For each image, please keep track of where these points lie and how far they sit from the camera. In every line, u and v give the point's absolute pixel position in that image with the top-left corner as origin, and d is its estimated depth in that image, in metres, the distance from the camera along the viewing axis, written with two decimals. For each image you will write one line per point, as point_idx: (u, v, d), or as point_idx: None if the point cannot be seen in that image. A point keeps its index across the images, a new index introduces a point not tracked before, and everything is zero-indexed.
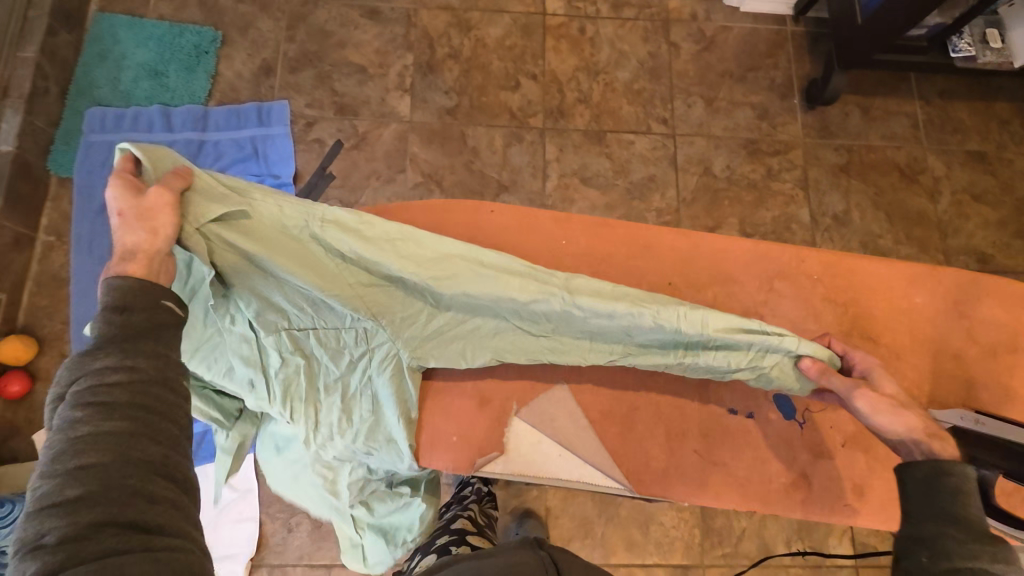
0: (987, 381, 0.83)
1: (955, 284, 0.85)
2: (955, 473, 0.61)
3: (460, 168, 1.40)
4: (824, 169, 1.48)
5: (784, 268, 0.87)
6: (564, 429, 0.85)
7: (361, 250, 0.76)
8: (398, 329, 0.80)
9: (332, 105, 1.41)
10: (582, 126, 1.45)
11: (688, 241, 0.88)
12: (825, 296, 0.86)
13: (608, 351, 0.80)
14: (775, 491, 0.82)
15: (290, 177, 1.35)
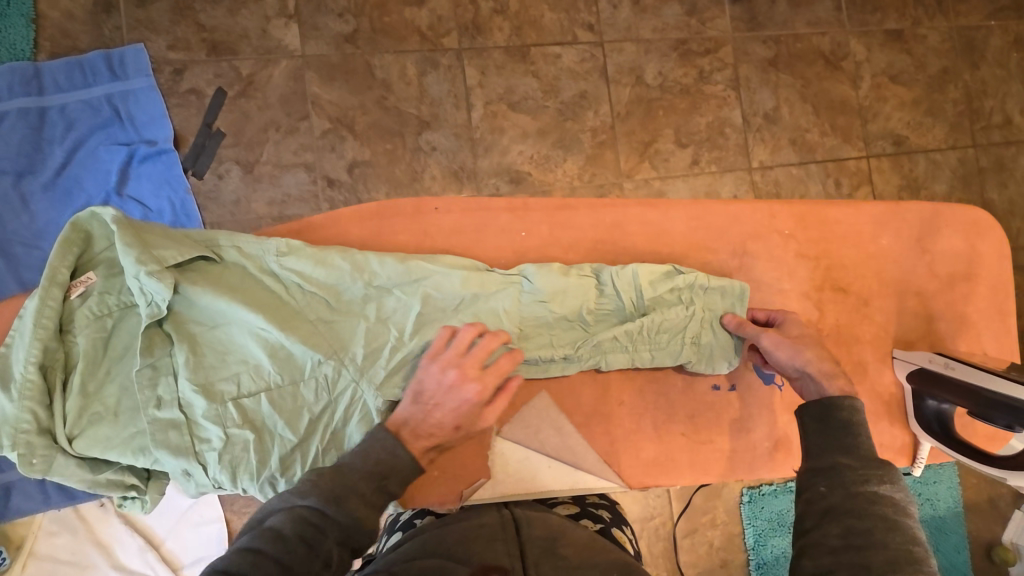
0: (940, 310, 0.94)
1: (916, 222, 0.94)
2: (846, 406, 0.71)
3: (373, 106, 1.23)
4: (753, 65, 1.43)
5: (756, 228, 0.91)
6: (550, 440, 0.87)
7: (318, 268, 0.78)
8: (367, 342, 0.78)
9: (201, 45, 1.17)
10: (502, 42, 1.29)
11: (655, 211, 0.90)
12: (799, 251, 0.92)
13: (574, 339, 0.84)
14: (758, 455, 0.91)
15: (169, 140, 1.14)
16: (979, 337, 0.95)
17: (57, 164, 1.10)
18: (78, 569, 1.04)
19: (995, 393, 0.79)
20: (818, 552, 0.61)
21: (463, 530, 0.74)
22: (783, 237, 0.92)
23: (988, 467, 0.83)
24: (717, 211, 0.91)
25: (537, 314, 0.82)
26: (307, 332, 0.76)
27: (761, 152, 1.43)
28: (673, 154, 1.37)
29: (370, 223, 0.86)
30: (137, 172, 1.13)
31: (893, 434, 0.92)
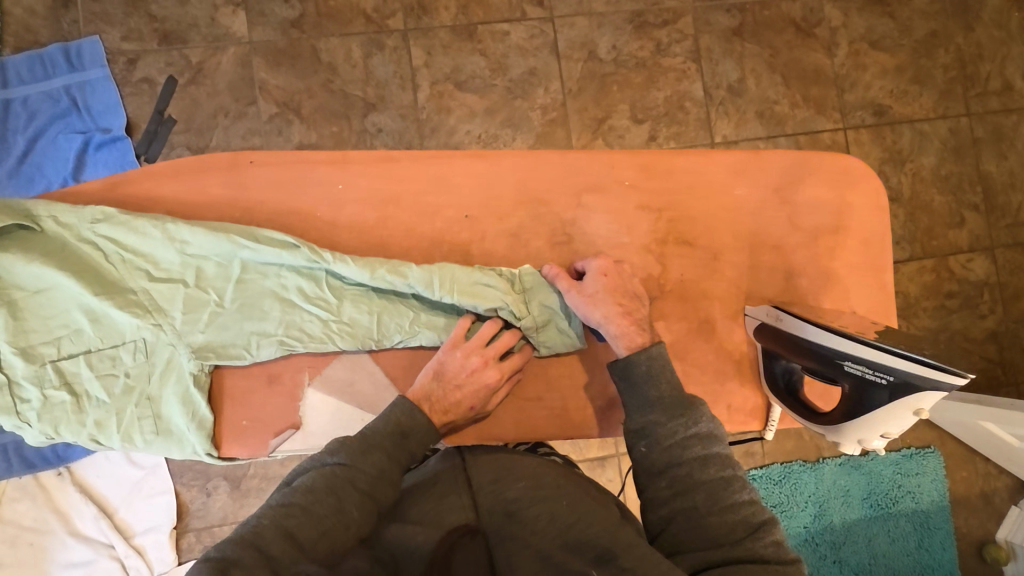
0: (800, 265, 0.85)
1: (777, 171, 0.85)
2: (645, 361, 0.73)
3: (319, 90, 1.25)
4: (716, 36, 1.38)
5: (594, 179, 0.83)
6: (364, 392, 0.81)
7: (133, 242, 0.76)
8: (184, 309, 0.77)
9: (153, 35, 1.22)
10: (448, 21, 1.29)
11: (483, 163, 0.82)
12: (640, 204, 0.83)
13: (393, 327, 0.78)
14: (593, 416, 0.81)
15: (124, 128, 1.19)
16: (847, 293, 0.85)
17: (18, 152, 1.16)
18: (37, 534, 1.11)
19: (810, 341, 0.75)
20: (656, 508, 0.68)
21: (421, 480, 0.70)
22: (623, 189, 0.83)
23: (814, 426, 0.79)
24: (551, 163, 0.83)
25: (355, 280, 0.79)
26: (124, 302, 0.76)
27: (725, 127, 1.37)
28: (628, 131, 1.33)
29: (170, 177, 0.80)
30: (94, 159, 1.18)
31: (745, 396, 0.84)
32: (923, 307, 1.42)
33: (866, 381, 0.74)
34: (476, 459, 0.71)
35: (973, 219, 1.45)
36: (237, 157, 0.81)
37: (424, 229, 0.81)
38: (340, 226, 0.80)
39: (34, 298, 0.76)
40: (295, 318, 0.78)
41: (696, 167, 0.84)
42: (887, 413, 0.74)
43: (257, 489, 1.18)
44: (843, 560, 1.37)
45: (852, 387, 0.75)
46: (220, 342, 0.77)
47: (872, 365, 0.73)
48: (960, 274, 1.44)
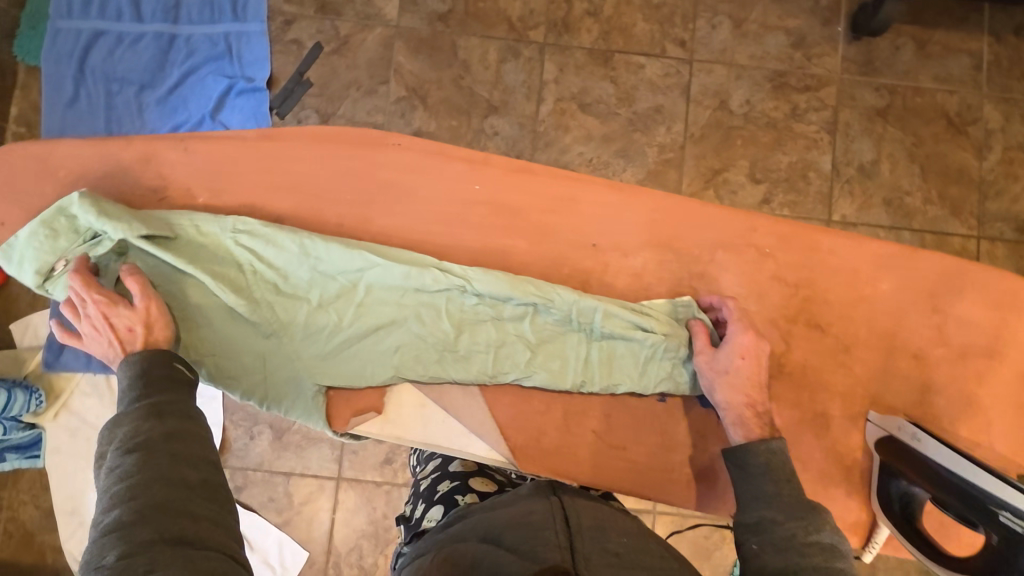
0: (941, 381, 0.84)
1: (936, 278, 0.86)
2: (762, 448, 0.71)
3: (448, 84, 1.29)
4: (857, 112, 1.31)
5: (730, 236, 0.88)
6: (452, 395, 0.83)
7: (273, 257, 0.82)
8: (312, 324, 0.80)
9: (313, 2, 1.29)
10: (587, 44, 1.30)
11: (614, 196, 0.89)
12: (775, 273, 0.87)
13: (507, 364, 0.81)
14: (675, 481, 0.83)
15: (265, 80, 1.26)
16: (988, 426, 0.83)
17: (170, 83, 1.25)
18: (95, 432, 1.16)
19: (940, 466, 0.73)
20: None
21: (512, 513, 0.67)
22: (760, 254, 0.87)
23: (939, 569, 0.72)
24: (690, 212, 0.89)
25: (477, 312, 0.82)
26: (257, 300, 0.80)
27: (846, 206, 1.29)
28: (742, 188, 1.28)
29: (321, 149, 0.89)
30: (233, 103, 1.25)
31: (847, 507, 0.83)
32: None
33: (1012, 534, 0.66)
34: (575, 504, 0.68)
35: None
36: (384, 143, 0.90)
37: (546, 247, 0.87)
38: (467, 225, 0.88)
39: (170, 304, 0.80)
40: (414, 341, 0.81)
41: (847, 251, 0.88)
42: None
43: (297, 445, 1.20)
44: None
45: (998, 538, 0.67)
46: (343, 355, 0.81)
47: None
48: None
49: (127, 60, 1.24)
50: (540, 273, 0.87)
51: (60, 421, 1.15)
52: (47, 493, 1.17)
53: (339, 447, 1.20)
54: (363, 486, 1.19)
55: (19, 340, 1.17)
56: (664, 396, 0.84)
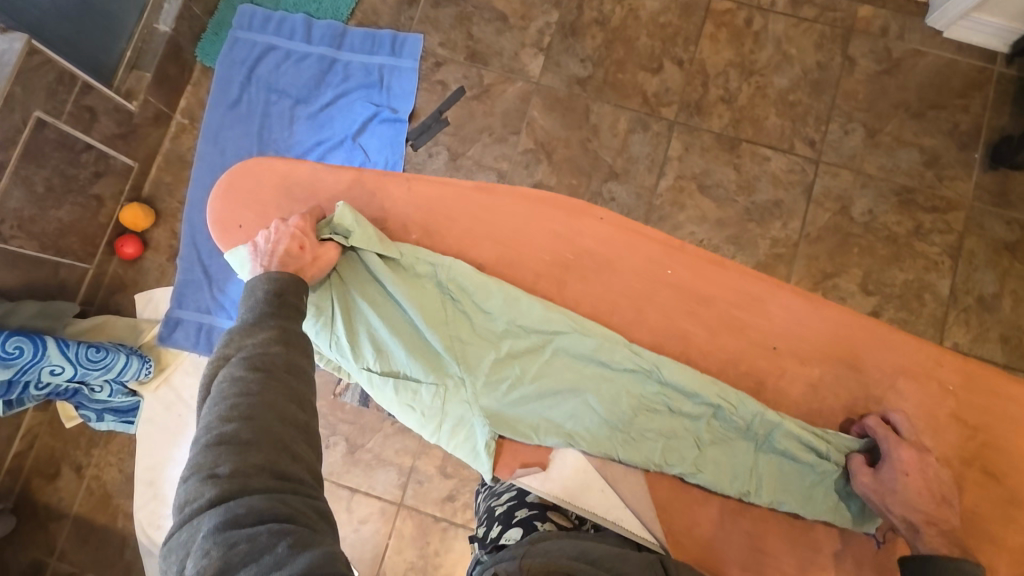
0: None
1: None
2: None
3: (575, 144, 1.33)
4: (984, 242, 1.27)
5: (914, 364, 0.82)
6: (612, 463, 0.81)
7: (478, 299, 0.84)
8: (499, 375, 0.82)
9: (464, 49, 1.38)
10: (716, 128, 1.33)
11: (799, 303, 0.85)
12: (953, 412, 0.80)
13: (683, 464, 0.79)
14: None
15: (407, 113, 1.34)
16: None
17: (322, 102, 1.35)
18: (188, 410, 1.22)
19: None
20: None
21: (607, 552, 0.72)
22: (945, 391, 0.81)
23: None
24: (869, 330, 0.84)
25: (662, 408, 0.81)
26: (455, 339, 0.83)
27: (959, 335, 1.25)
28: (852, 296, 1.26)
29: (517, 201, 0.89)
30: (374, 130, 1.34)
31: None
32: None
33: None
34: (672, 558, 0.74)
35: None
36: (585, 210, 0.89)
37: (726, 341, 0.84)
38: (648, 307, 0.85)
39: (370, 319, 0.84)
40: (591, 415, 0.81)
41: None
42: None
43: (366, 463, 1.23)
44: None
45: None
46: (520, 413, 0.82)
47: None
48: None
49: (289, 75, 1.35)
50: (716, 369, 0.84)
51: (159, 392, 1.22)
52: (132, 458, 1.23)
53: (408, 473, 1.21)
54: (422, 518, 1.20)
55: (139, 311, 1.27)
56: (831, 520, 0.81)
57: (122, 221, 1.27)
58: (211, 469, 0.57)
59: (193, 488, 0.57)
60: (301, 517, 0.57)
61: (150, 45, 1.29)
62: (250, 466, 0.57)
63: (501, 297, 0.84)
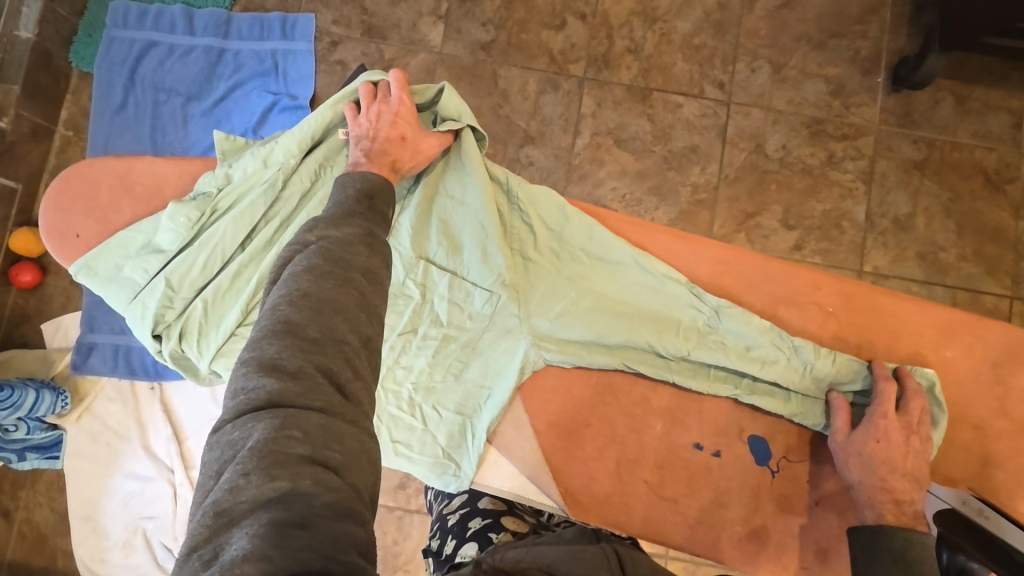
0: (1000, 454, 0.84)
1: (998, 347, 0.85)
2: (897, 538, 0.74)
3: (486, 111, 1.30)
4: (894, 164, 1.30)
5: (794, 293, 0.89)
6: (507, 438, 0.89)
7: (561, 228, 0.88)
8: (546, 296, 0.87)
9: (359, 25, 1.33)
10: (626, 80, 1.31)
11: (689, 247, 0.90)
12: (836, 330, 0.87)
13: (722, 384, 0.86)
14: (727, 537, 0.85)
15: (308, 99, 1.28)
16: None
17: (216, 96, 1.27)
18: (117, 437, 1.17)
19: (1008, 542, 0.67)
20: None
21: (562, 551, 0.68)
22: (822, 314, 0.88)
23: None
24: (750, 264, 0.90)
25: (704, 327, 0.85)
26: (518, 253, 0.89)
27: (879, 258, 1.28)
28: (774, 233, 1.28)
29: None
30: (275, 120, 1.27)
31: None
32: None
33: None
34: (627, 549, 0.69)
35: None
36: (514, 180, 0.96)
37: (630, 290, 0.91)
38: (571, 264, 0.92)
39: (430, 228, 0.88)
40: (632, 330, 0.86)
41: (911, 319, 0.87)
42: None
43: None
44: None
45: None
46: (564, 334, 0.87)
47: None
48: None
49: (175, 72, 1.27)
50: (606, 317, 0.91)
51: (82, 423, 1.16)
52: (62, 495, 1.18)
53: None
54: (375, 511, 1.19)
55: (49, 341, 1.20)
56: (719, 450, 0.87)
57: (14, 248, 1.19)
58: (249, 458, 0.47)
59: (223, 481, 0.47)
60: (320, 449, 0.49)
61: (13, 55, 1.19)
62: (297, 459, 0.47)
63: (592, 232, 0.88)
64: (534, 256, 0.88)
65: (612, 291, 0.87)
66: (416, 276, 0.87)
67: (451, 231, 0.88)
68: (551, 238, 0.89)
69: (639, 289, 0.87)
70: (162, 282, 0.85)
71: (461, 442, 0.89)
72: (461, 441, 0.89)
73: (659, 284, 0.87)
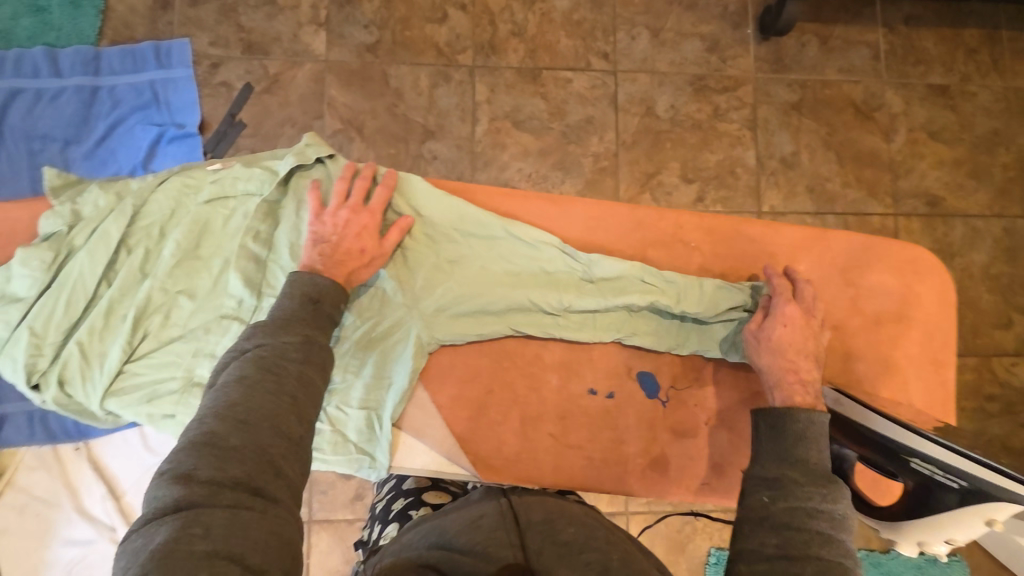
0: (860, 347, 0.87)
1: (842, 252, 0.88)
2: (800, 418, 0.69)
3: (383, 112, 1.30)
4: (773, 108, 1.39)
5: (658, 236, 0.89)
6: (412, 415, 0.83)
7: (431, 213, 0.84)
8: (429, 276, 0.83)
9: (238, 43, 1.30)
10: (515, 63, 1.34)
11: (558, 207, 0.89)
12: (701, 263, 0.89)
13: (613, 329, 0.85)
14: (632, 471, 0.85)
15: (196, 125, 1.25)
16: (904, 385, 0.86)
17: (97, 136, 1.23)
18: (47, 505, 1.12)
19: (871, 428, 0.75)
20: (751, 559, 0.60)
21: (464, 516, 0.69)
22: (687, 250, 0.88)
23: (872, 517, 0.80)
24: (619, 216, 0.89)
25: (582, 284, 0.85)
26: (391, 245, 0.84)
27: (774, 197, 1.37)
28: (676, 189, 1.35)
29: None
30: (165, 151, 1.24)
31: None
32: (962, 406, 1.36)
33: (935, 481, 0.72)
34: (524, 500, 0.71)
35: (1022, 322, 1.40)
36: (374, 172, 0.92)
37: None
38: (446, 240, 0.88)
39: (287, 231, 0.82)
40: (515, 300, 0.83)
41: (766, 239, 0.89)
42: (954, 518, 0.72)
43: None
44: None
45: (915, 482, 0.75)
46: (454, 313, 0.83)
47: (941, 464, 0.71)
48: (1003, 377, 1.38)
49: (46, 118, 1.21)
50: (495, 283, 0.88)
51: (7, 499, 1.11)
52: None
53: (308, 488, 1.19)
54: (337, 526, 1.19)
55: None
56: (613, 391, 0.86)
57: None
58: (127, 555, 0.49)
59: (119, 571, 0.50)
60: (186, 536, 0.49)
61: None
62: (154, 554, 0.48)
63: (461, 209, 0.84)
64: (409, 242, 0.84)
65: (492, 262, 0.84)
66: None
67: (312, 231, 0.82)
68: (422, 222, 0.85)
69: (517, 257, 0.84)
70: (25, 332, 0.76)
71: (370, 432, 0.81)
72: (370, 431, 0.81)
73: (536, 250, 0.84)
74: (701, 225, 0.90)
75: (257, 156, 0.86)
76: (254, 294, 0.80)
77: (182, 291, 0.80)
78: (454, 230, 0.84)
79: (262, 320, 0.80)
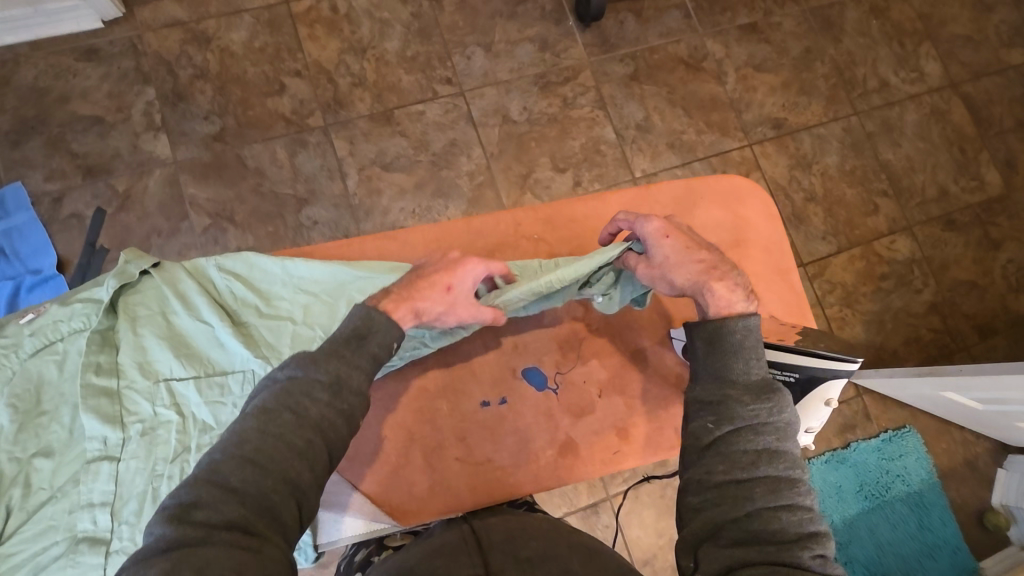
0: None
1: (670, 201, 0.88)
2: (735, 327, 0.67)
3: (249, 194, 1.29)
4: (615, 83, 1.48)
5: (502, 240, 0.85)
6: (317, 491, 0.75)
7: (276, 283, 0.78)
8: (292, 345, 0.76)
9: (76, 170, 1.25)
10: (365, 111, 1.36)
11: (390, 242, 0.84)
12: (551, 250, 0.86)
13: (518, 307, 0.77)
14: (546, 467, 0.78)
15: (53, 266, 1.20)
16: (762, 301, 0.86)
17: None
18: None
19: None
20: (701, 487, 0.61)
21: (425, 548, 0.66)
22: (532, 244, 0.85)
23: None
24: (457, 230, 0.85)
25: None
26: (242, 328, 0.77)
27: (643, 161, 1.45)
28: (553, 180, 1.40)
29: None
30: (26, 301, 1.17)
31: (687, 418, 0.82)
32: (862, 292, 1.48)
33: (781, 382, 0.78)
34: (487, 521, 0.69)
35: (886, 204, 1.54)
36: None
37: None
38: None
39: (128, 352, 0.75)
40: None
41: (597, 209, 0.88)
42: (805, 404, 0.79)
43: None
44: (853, 561, 1.29)
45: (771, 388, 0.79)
46: None
47: (779, 365, 0.76)
48: (887, 256, 1.51)
49: None
50: None
51: None
52: None
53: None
54: None
55: None
56: (505, 396, 0.80)
57: None
58: None
59: None
60: None
61: None
62: None
63: (302, 271, 0.78)
64: (262, 318, 0.77)
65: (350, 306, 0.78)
66: (162, 399, 0.75)
67: (155, 342, 0.76)
68: (270, 296, 0.78)
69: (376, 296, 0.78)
70: None
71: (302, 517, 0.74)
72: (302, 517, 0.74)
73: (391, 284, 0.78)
74: (538, 217, 0.88)
75: (77, 290, 0.79)
76: (116, 427, 0.73)
77: (36, 452, 0.72)
78: (299, 289, 0.78)
79: (134, 450, 0.73)
